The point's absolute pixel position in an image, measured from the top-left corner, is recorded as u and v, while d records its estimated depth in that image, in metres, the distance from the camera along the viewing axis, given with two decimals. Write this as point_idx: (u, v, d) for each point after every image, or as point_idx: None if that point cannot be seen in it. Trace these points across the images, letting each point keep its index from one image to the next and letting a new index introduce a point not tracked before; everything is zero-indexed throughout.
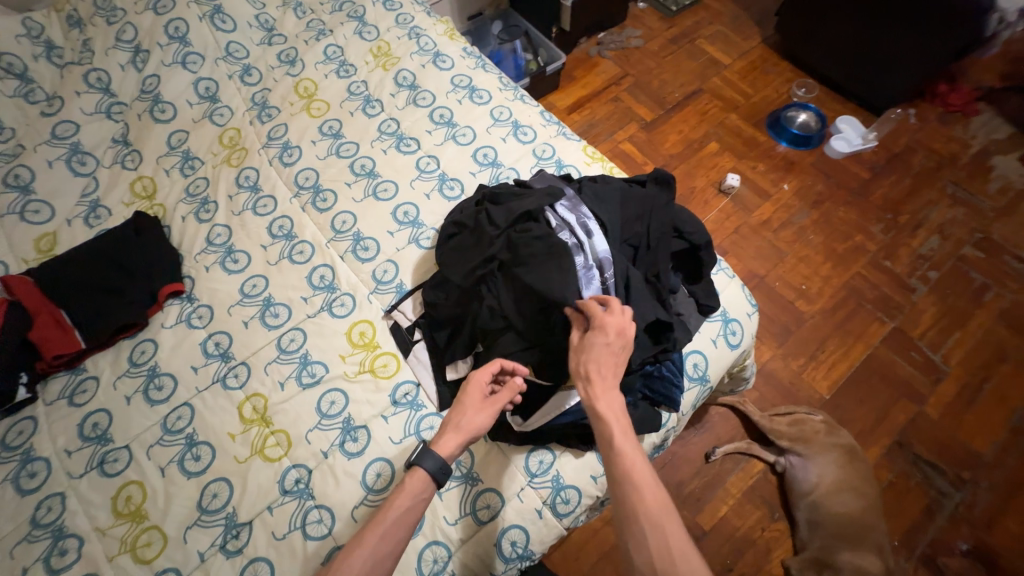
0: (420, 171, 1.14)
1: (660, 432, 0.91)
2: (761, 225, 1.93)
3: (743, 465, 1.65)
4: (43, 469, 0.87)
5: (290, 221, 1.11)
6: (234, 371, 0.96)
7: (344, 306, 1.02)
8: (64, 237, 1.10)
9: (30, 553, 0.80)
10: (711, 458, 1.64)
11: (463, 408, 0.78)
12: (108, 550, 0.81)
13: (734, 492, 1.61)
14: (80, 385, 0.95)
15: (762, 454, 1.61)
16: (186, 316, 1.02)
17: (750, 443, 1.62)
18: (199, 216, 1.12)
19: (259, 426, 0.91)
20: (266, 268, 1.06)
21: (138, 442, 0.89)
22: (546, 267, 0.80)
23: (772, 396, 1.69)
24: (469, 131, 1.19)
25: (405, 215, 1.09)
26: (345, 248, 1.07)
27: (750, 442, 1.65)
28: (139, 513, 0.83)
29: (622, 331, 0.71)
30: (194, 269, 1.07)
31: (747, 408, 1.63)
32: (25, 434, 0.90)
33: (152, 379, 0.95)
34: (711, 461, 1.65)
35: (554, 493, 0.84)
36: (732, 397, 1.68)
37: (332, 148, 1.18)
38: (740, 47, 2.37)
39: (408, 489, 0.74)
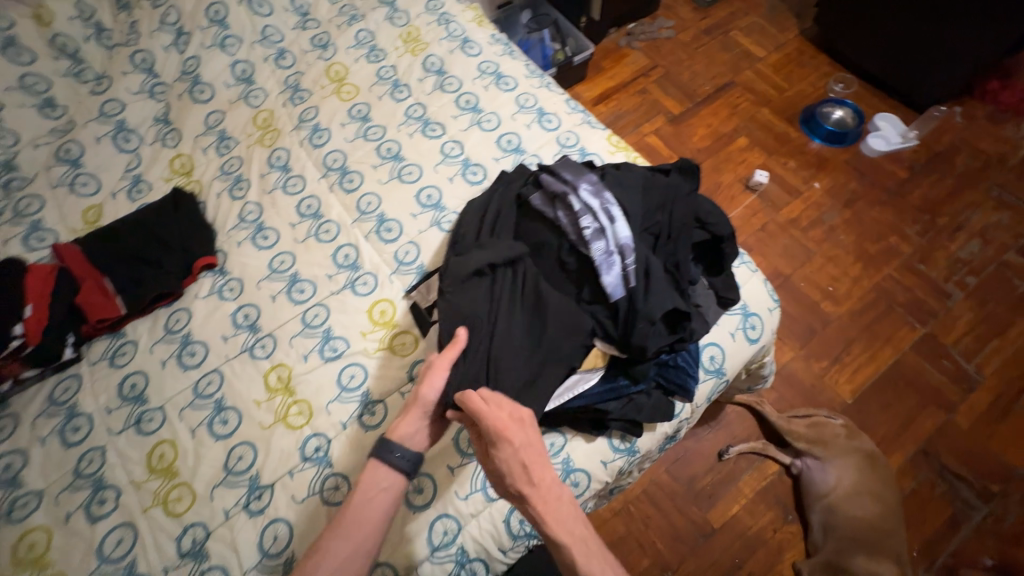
0: (445, 155, 1.15)
1: (672, 423, 0.91)
2: (789, 223, 1.88)
3: (756, 466, 1.63)
4: (86, 424, 0.92)
5: (317, 200, 1.14)
6: (261, 342, 0.99)
7: (367, 285, 1.05)
8: (108, 209, 1.16)
9: (73, 500, 0.86)
10: (724, 457, 1.63)
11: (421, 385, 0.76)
12: (143, 503, 0.86)
13: (746, 491, 1.60)
14: (119, 349, 0.99)
15: (777, 456, 1.59)
16: (218, 288, 1.05)
17: (765, 444, 1.60)
18: (233, 193, 1.17)
19: (283, 395, 0.94)
20: (293, 245, 1.10)
21: (171, 404, 0.94)
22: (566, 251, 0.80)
23: (791, 397, 1.65)
24: (494, 117, 1.19)
25: (428, 198, 1.11)
26: (370, 229, 1.10)
27: (766, 444, 1.63)
28: (171, 470, 0.88)
29: (515, 422, 0.68)
30: (226, 243, 1.11)
31: (764, 408, 1.60)
32: (71, 390, 0.95)
33: (185, 345, 0.99)
34: (723, 459, 1.64)
35: (564, 475, 0.85)
36: (749, 396, 1.65)
37: (360, 131, 1.21)
38: (776, 39, 2.29)
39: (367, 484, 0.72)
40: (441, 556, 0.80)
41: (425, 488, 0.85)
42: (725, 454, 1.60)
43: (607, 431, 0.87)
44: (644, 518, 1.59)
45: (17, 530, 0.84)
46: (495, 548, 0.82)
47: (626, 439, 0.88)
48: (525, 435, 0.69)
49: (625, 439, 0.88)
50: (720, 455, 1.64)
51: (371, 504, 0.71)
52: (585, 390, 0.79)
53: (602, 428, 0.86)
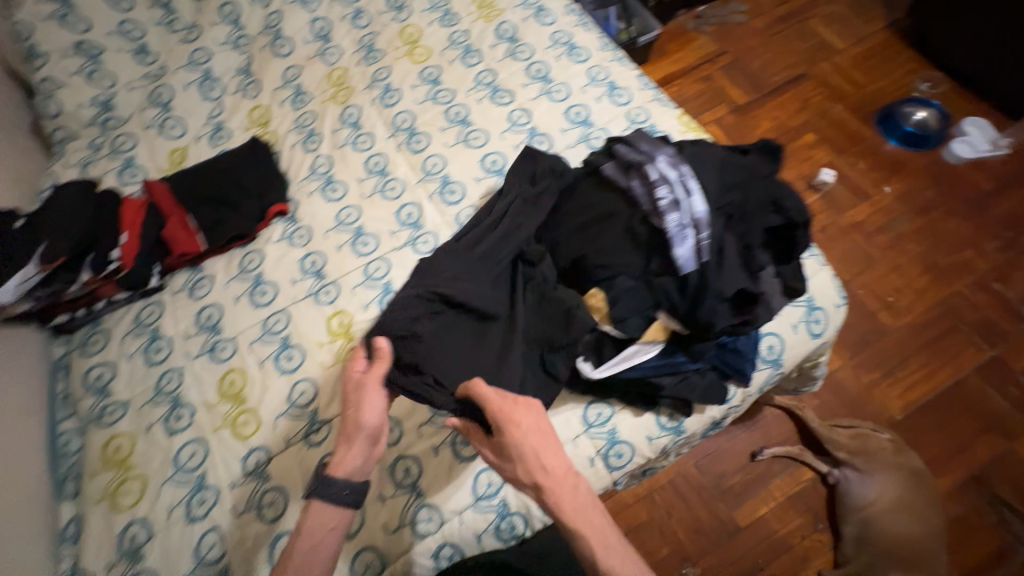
0: (512, 123, 1.16)
1: (722, 408, 0.89)
2: (853, 227, 1.78)
3: (790, 471, 1.58)
4: (167, 346, 1.00)
5: (384, 159, 1.17)
6: (325, 289, 1.04)
7: (427, 244, 1.07)
8: (191, 152, 1.23)
9: (153, 413, 0.94)
10: (757, 458, 1.59)
11: (354, 410, 0.74)
12: (213, 423, 0.92)
13: (777, 495, 1.56)
14: (198, 282, 1.06)
15: (813, 463, 1.54)
16: (289, 234, 1.10)
17: (803, 450, 1.55)
18: (306, 146, 1.22)
19: (343, 339, 0.99)
20: (360, 200, 1.13)
21: (242, 337, 1.00)
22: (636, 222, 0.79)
23: (835, 406, 1.59)
24: (564, 88, 1.18)
25: (492, 163, 1.12)
26: (433, 190, 1.12)
27: (804, 450, 1.58)
28: (239, 396, 0.94)
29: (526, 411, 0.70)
30: (298, 192, 1.16)
31: (806, 414, 1.56)
32: (155, 315, 1.03)
33: (257, 284, 1.05)
34: (756, 460, 1.60)
35: (609, 445, 0.86)
36: (789, 400, 1.61)
37: (429, 94, 1.22)
38: (860, 30, 2.14)
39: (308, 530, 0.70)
40: (484, 505, 0.83)
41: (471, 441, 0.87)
42: (758, 455, 1.57)
43: (656, 407, 0.87)
44: (667, 508, 1.57)
45: (105, 433, 0.93)
46: (534, 506, 0.84)
47: (674, 418, 0.88)
48: (538, 425, 0.71)
49: (674, 418, 0.88)
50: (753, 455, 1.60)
51: (316, 551, 0.70)
52: (644, 360, 0.79)
53: (651, 404, 0.87)
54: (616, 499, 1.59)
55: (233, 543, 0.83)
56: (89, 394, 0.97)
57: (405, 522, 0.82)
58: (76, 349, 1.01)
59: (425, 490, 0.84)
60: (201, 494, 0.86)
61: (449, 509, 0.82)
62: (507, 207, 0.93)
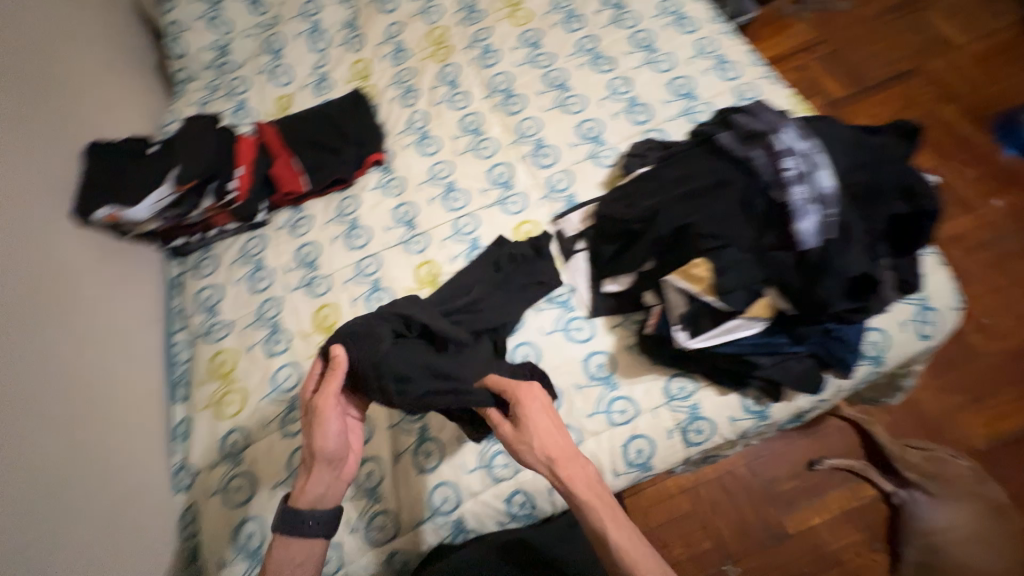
0: (612, 90, 1.14)
1: (812, 399, 0.86)
2: (952, 239, 1.64)
3: (850, 485, 1.45)
4: (269, 277, 1.07)
5: (479, 118, 1.19)
6: (416, 238, 1.07)
7: (517, 204, 1.08)
8: (297, 99, 1.30)
9: (255, 335, 1.01)
10: (815, 466, 1.46)
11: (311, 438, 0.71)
12: (307, 351, 0.98)
13: (831, 508, 1.43)
14: (300, 220, 1.13)
15: (877, 481, 1.40)
16: (384, 183, 1.14)
17: (867, 465, 1.42)
18: (404, 100, 1.25)
19: (429, 288, 1.01)
20: (453, 156, 1.16)
21: (337, 275, 1.05)
22: (748, 194, 0.77)
23: (907, 424, 1.48)
24: (669, 59, 1.15)
25: (588, 130, 1.12)
26: (526, 152, 1.13)
27: (867, 465, 1.44)
28: (332, 329, 1.00)
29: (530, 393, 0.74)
30: (394, 144, 1.19)
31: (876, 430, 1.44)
32: (259, 247, 1.10)
33: (353, 228, 1.10)
34: (813, 469, 1.47)
35: (689, 420, 0.85)
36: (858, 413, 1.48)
37: (529, 57, 1.23)
38: (987, 24, 1.93)
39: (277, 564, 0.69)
40: None
41: None
42: (816, 464, 1.44)
43: (744, 389, 0.85)
44: (709, 505, 1.49)
45: (211, 348, 1.01)
46: (608, 469, 0.84)
47: (761, 403, 0.85)
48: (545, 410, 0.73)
49: (760, 402, 0.85)
50: (811, 464, 1.47)
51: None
52: (743, 336, 0.77)
53: (739, 384, 0.84)
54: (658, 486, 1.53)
55: None
56: (199, 312, 1.05)
57: (484, 463, 0.84)
58: (190, 271, 1.11)
59: None
60: (293, 413, 0.92)
61: None
62: (471, 285, 0.97)
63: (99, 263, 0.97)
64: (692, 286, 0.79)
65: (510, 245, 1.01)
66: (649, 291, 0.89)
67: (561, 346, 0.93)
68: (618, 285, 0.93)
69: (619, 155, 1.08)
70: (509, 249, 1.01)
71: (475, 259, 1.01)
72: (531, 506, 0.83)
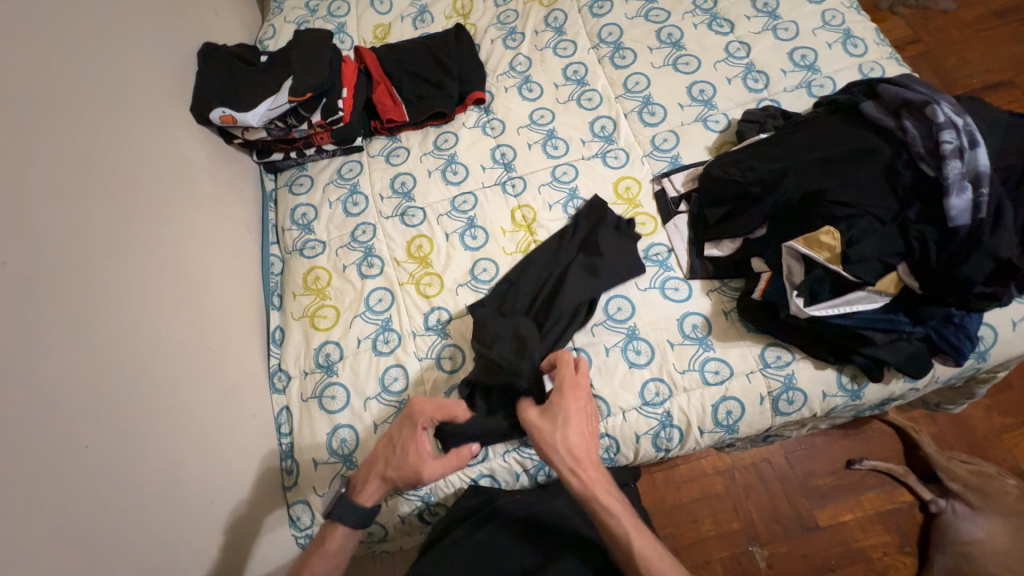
0: (728, 54, 1.10)
1: (905, 385, 0.86)
2: None
3: (884, 487, 1.25)
4: (363, 202, 1.06)
5: (584, 68, 1.15)
6: (513, 181, 1.06)
7: (618, 159, 1.05)
8: (395, 29, 1.27)
9: (349, 257, 1.01)
10: (853, 467, 1.26)
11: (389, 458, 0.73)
12: (400, 278, 0.99)
13: (865, 508, 1.23)
14: (395, 150, 1.12)
15: (917, 486, 1.20)
16: (482, 123, 1.13)
17: (908, 470, 1.21)
18: (506, 42, 1.22)
19: (525, 232, 1.01)
20: (554, 104, 1.12)
21: (432, 209, 1.04)
22: (871, 172, 0.78)
23: (952, 436, 1.29)
24: (792, 27, 1.10)
25: (700, 92, 1.08)
26: (632, 108, 1.09)
27: (907, 470, 1.23)
28: (425, 260, 1.00)
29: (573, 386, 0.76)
30: (494, 86, 1.17)
31: (922, 437, 1.24)
32: (354, 172, 1.10)
33: (450, 164, 1.09)
34: (850, 469, 1.27)
35: (783, 389, 0.85)
36: (906, 420, 1.29)
37: (642, 10, 1.18)
38: None
39: (327, 551, 0.69)
40: (649, 410, 0.85)
41: (642, 350, 0.88)
42: (856, 464, 1.23)
43: (842, 365, 0.84)
44: (744, 487, 1.27)
45: (306, 264, 1.02)
46: (695, 425, 0.85)
47: (856, 381, 0.85)
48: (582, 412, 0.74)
49: (855, 380, 0.85)
50: (851, 463, 1.26)
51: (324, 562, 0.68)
52: (859, 310, 0.77)
53: (841, 361, 0.83)
54: (691, 465, 1.30)
55: (414, 382, 0.89)
56: (294, 228, 1.06)
57: None
58: (286, 186, 1.12)
59: (594, 382, 0.87)
60: (386, 335, 0.94)
61: (616, 405, 0.86)
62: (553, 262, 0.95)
63: (213, 167, 1.00)
64: (816, 254, 0.78)
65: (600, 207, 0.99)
66: (756, 258, 0.88)
67: (658, 304, 0.91)
68: (720, 251, 0.92)
69: (729, 121, 1.05)
70: (596, 211, 0.98)
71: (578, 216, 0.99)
72: (616, 451, 0.86)
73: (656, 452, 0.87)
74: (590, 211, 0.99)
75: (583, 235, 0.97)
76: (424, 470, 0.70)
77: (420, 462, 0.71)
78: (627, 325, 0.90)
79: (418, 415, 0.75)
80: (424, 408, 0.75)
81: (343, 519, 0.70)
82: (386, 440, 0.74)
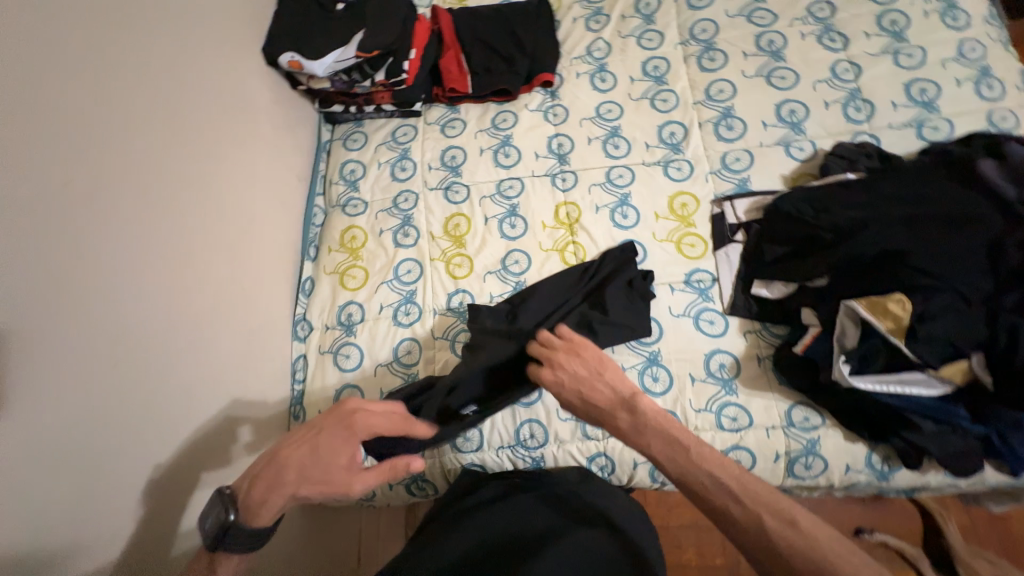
0: (833, 74, 0.98)
1: (943, 479, 0.77)
2: None
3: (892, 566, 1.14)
4: (411, 169, 1.05)
5: (666, 65, 1.06)
6: (564, 175, 1.01)
7: (680, 170, 0.98)
8: None
9: (386, 222, 1.02)
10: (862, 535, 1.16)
11: (309, 466, 0.59)
12: (431, 253, 0.98)
13: None
14: (451, 121, 1.09)
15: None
16: (546, 108, 1.08)
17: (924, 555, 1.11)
18: (589, 23, 1.14)
19: (565, 230, 0.97)
20: (625, 99, 1.05)
21: (476, 188, 1.02)
22: (962, 246, 0.69)
23: (986, 536, 1.16)
24: (919, 54, 0.96)
25: (790, 113, 0.97)
26: (709, 117, 1.00)
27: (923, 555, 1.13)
28: (460, 240, 0.99)
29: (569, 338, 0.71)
30: (566, 70, 1.10)
31: (949, 527, 1.14)
32: (408, 136, 1.09)
33: (504, 145, 1.05)
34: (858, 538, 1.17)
35: (802, 453, 0.78)
36: (936, 506, 1.18)
37: (745, 9, 1.07)
38: None
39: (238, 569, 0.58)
40: None
41: (660, 379, 0.84)
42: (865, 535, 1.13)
43: (876, 444, 0.76)
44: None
45: (345, 221, 1.04)
46: None
47: (887, 463, 0.77)
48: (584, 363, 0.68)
49: (887, 462, 0.77)
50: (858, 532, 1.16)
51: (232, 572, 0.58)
52: (907, 393, 0.70)
53: (876, 439, 0.75)
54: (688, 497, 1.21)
55: (425, 360, 0.90)
56: (341, 183, 1.08)
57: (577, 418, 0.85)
58: (340, 140, 1.13)
59: None
60: (407, 307, 0.94)
61: None
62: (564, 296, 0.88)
63: (274, 111, 1.01)
64: (878, 321, 0.70)
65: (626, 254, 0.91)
66: (808, 310, 0.80)
67: (688, 334, 0.86)
68: (769, 292, 0.84)
69: (816, 151, 0.94)
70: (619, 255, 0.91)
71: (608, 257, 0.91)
72: (610, 473, 0.84)
73: (651, 482, 0.85)
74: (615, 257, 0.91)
75: (606, 275, 0.89)
76: (357, 485, 0.59)
77: (353, 475, 0.60)
78: (650, 350, 0.86)
79: (361, 423, 0.62)
80: (364, 411, 0.63)
81: (233, 545, 0.57)
82: (303, 443, 0.61)
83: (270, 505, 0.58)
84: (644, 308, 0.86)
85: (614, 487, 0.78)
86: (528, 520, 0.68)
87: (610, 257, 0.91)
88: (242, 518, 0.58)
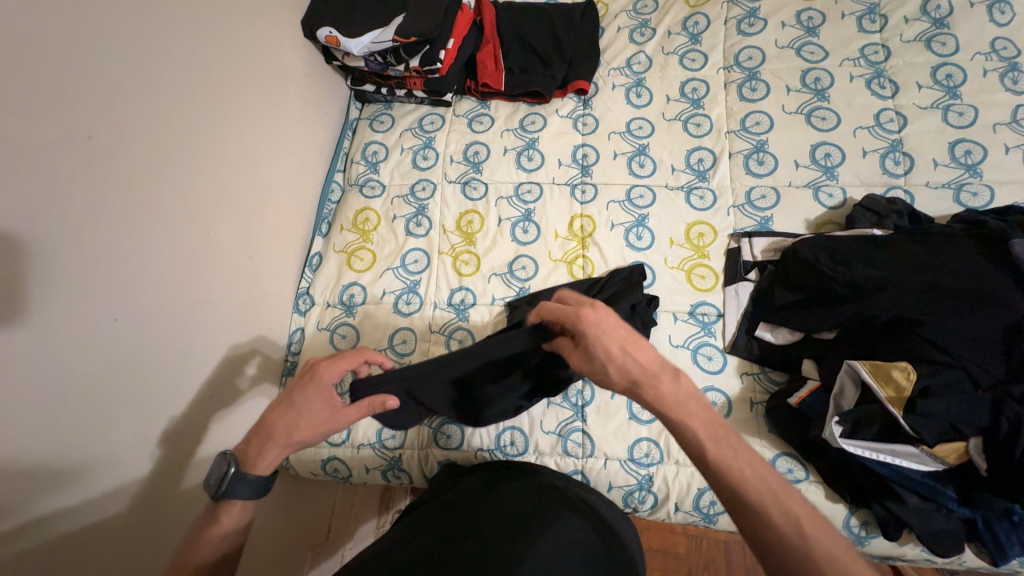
0: (877, 122, 0.94)
1: (921, 553, 0.76)
2: None
3: None
4: (433, 159, 1.05)
5: (705, 88, 1.03)
6: (584, 187, 1.00)
7: (703, 199, 0.96)
8: None
9: (401, 209, 1.02)
10: None
11: (289, 425, 0.59)
12: (440, 247, 0.98)
13: None
14: (479, 116, 1.09)
15: None
16: (576, 116, 1.06)
17: None
18: (633, 35, 1.12)
19: (577, 243, 0.96)
20: (658, 118, 1.03)
21: (494, 188, 1.01)
22: (974, 323, 0.67)
23: None
24: (971, 113, 0.92)
25: (824, 156, 0.94)
26: (741, 149, 0.98)
27: None
28: (471, 237, 0.99)
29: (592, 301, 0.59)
30: (602, 80, 1.08)
31: None
32: (434, 126, 1.09)
33: (528, 148, 1.04)
34: None
35: None
36: None
37: (796, 42, 1.03)
38: None
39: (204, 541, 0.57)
40: (632, 467, 0.82)
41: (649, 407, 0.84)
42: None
43: (857, 508, 0.75)
44: (707, 558, 1.17)
45: (361, 202, 1.04)
46: (673, 500, 0.81)
47: (865, 528, 0.75)
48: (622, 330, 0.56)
49: (864, 527, 0.75)
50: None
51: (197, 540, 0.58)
52: (897, 463, 0.69)
53: (857, 503, 0.74)
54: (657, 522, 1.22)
55: (419, 351, 0.91)
56: (362, 163, 1.08)
57: (560, 432, 0.85)
58: (368, 120, 1.14)
59: (588, 418, 0.85)
60: (409, 297, 0.95)
61: (601, 449, 0.84)
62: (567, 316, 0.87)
63: (306, 84, 1.02)
64: (879, 388, 0.69)
65: (627, 271, 0.90)
66: (807, 361, 0.79)
67: (685, 366, 0.85)
68: (773, 337, 0.83)
69: (846, 199, 0.92)
70: (624, 275, 0.89)
71: (614, 277, 0.89)
72: None
73: (623, 507, 0.84)
74: (620, 274, 0.90)
75: (612, 294, 0.87)
76: (342, 415, 0.61)
77: (334, 413, 0.60)
78: None
79: (321, 375, 0.61)
80: (319, 365, 0.61)
81: (237, 495, 0.57)
82: (277, 408, 0.60)
83: (265, 455, 0.59)
84: (642, 334, 0.84)
85: (588, 492, 0.76)
86: (488, 506, 0.67)
87: (617, 275, 0.89)
88: (241, 470, 0.58)
